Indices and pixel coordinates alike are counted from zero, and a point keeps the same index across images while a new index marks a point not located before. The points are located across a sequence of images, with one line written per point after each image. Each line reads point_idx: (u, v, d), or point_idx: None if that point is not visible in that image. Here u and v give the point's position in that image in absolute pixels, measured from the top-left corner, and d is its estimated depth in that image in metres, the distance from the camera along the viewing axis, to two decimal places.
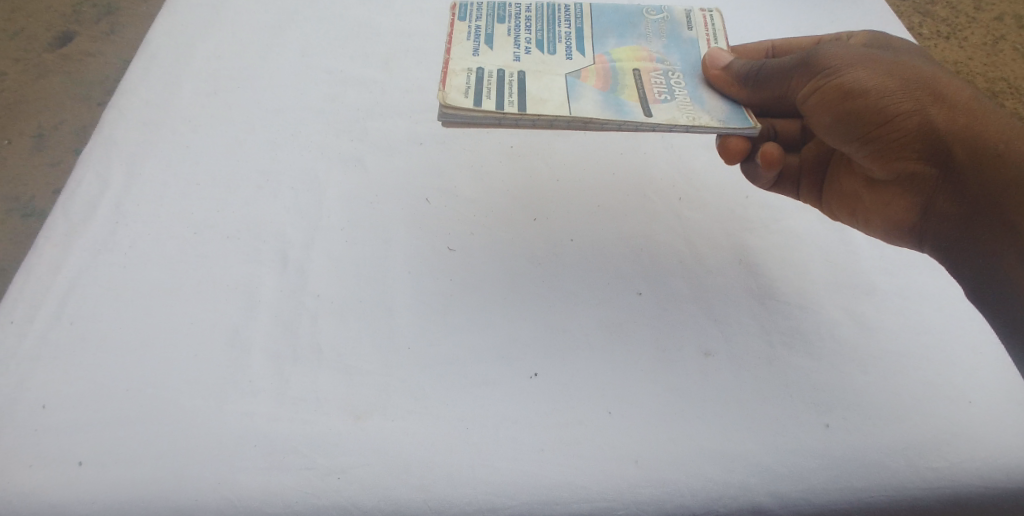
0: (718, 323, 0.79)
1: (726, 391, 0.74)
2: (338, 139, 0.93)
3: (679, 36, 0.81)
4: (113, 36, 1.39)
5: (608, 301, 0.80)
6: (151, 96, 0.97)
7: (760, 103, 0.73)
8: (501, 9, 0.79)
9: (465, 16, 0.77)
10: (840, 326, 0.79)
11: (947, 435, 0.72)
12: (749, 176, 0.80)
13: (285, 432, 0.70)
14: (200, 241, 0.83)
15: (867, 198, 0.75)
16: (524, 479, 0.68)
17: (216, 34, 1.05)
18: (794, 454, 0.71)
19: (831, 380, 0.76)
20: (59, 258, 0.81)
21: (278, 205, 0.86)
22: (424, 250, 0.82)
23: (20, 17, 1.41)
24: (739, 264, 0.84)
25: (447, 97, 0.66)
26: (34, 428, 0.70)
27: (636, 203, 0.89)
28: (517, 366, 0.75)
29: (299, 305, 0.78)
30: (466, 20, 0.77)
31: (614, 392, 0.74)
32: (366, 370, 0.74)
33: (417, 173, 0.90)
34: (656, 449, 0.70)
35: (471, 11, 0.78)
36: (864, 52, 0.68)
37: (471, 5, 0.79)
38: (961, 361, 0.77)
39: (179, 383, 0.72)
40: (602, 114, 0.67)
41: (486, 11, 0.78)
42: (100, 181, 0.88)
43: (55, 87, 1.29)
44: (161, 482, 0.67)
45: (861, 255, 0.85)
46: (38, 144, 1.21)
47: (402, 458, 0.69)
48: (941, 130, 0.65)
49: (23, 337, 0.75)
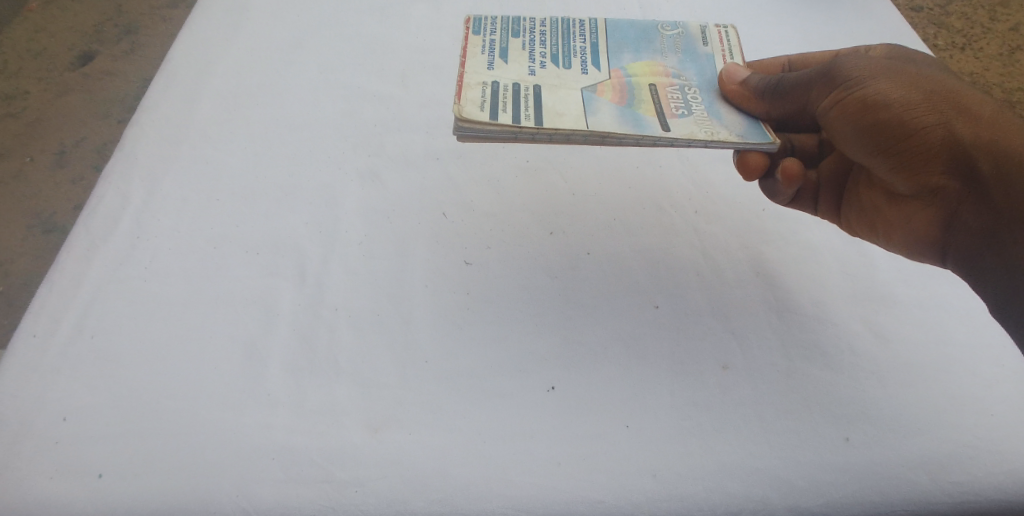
0: (736, 336, 0.78)
1: (745, 404, 0.73)
2: (355, 154, 0.94)
3: (694, 52, 0.81)
4: (133, 55, 1.42)
5: (625, 315, 0.80)
6: (172, 112, 0.98)
7: (779, 115, 0.73)
8: (515, 23, 0.79)
9: (479, 29, 0.78)
10: (860, 338, 0.78)
11: (970, 449, 0.71)
12: (768, 193, 0.80)
13: (303, 445, 0.70)
14: (219, 255, 0.83)
15: (888, 212, 0.74)
16: (541, 493, 0.68)
17: (236, 51, 1.07)
18: (815, 469, 0.70)
19: (852, 394, 0.75)
20: (80, 272, 0.82)
21: (297, 219, 0.87)
22: (441, 263, 0.83)
23: (43, 37, 1.44)
24: (756, 276, 0.83)
25: (463, 110, 0.66)
26: (55, 441, 0.70)
27: (652, 216, 0.89)
28: (533, 380, 0.75)
29: (317, 318, 0.78)
30: (480, 33, 0.78)
31: (632, 406, 0.73)
32: (383, 383, 0.74)
33: (433, 187, 0.90)
34: (674, 463, 0.70)
35: (485, 25, 0.78)
36: (886, 65, 0.68)
37: (485, 19, 0.79)
38: (984, 373, 0.76)
39: (199, 395, 0.73)
40: (620, 128, 0.67)
41: (501, 25, 0.79)
42: (122, 195, 0.89)
43: (76, 105, 1.32)
44: (180, 494, 0.67)
45: (879, 267, 0.85)
46: (60, 162, 1.23)
47: (420, 472, 0.69)
48: (966, 143, 0.65)
49: (44, 350, 0.76)
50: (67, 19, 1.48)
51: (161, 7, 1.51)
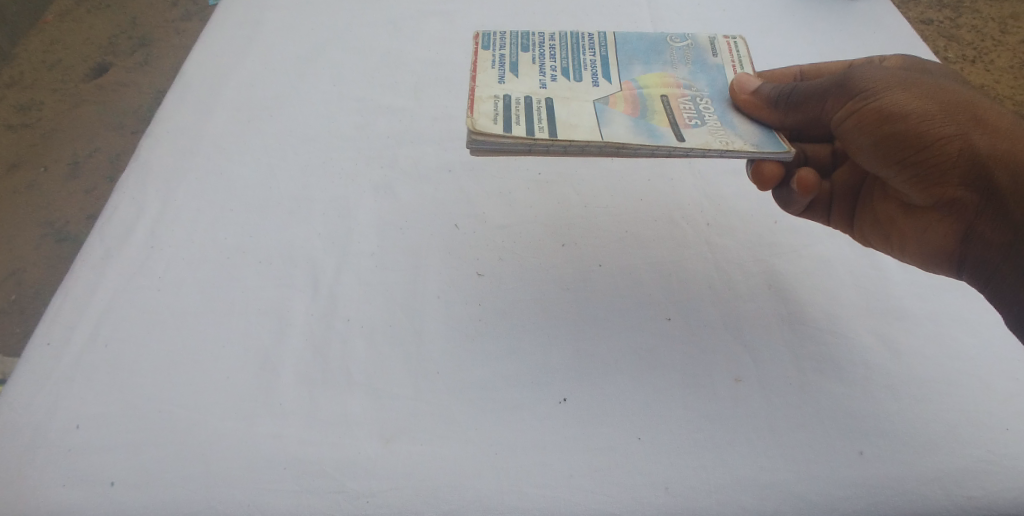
0: (748, 349, 0.78)
1: (758, 417, 0.73)
2: (369, 166, 0.95)
3: (704, 63, 0.82)
4: (147, 67, 1.43)
5: (638, 327, 0.80)
6: (187, 123, 1.00)
7: (792, 124, 0.73)
8: (524, 38, 0.80)
9: (488, 45, 0.78)
10: (873, 351, 0.78)
11: (986, 464, 0.71)
12: (782, 202, 0.80)
13: (315, 456, 0.70)
14: (233, 265, 0.84)
15: (903, 223, 0.74)
16: (554, 505, 0.68)
17: (250, 63, 1.08)
18: (828, 483, 0.69)
19: (866, 407, 0.74)
20: (94, 281, 0.83)
21: (310, 230, 0.88)
22: (454, 275, 0.83)
23: (58, 49, 1.47)
24: (769, 290, 0.83)
25: (476, 123, 0.66)
26: (68, 448, 0.71)
27: (663, 229, 0.89)
28: (546, 391, 0.75)
29: (330, 329, 0.79)
30: (489, 48, 0.78)
31: (644, 418, 0.73)
32: (396, 394, 0.74)
33: (447, 199, 0.91)
34: (687, 475, 0.70)
35: (494, 40, 0.79)
36: (901, 75, 0.68)
37: (494, 34, 0.80)
38: (999, 387, 0.76)
39: (211, 404, 0.73)
40: (635, 139, 0.68)
41: (509, 40, 0.80)
42: (136, 206, 0.90)
43: (90, 116, 1.34)
44: (192, 503, 0.67)
45: (893, 280, 0.84)
46: (74, 172, 1.25)
47: (431, 483, 0.69)
48: (983, 155, 0.65)
49: (58, 359, 0.77)
50: (82, 32, 1.50)
51: (175, 19, 1.53)
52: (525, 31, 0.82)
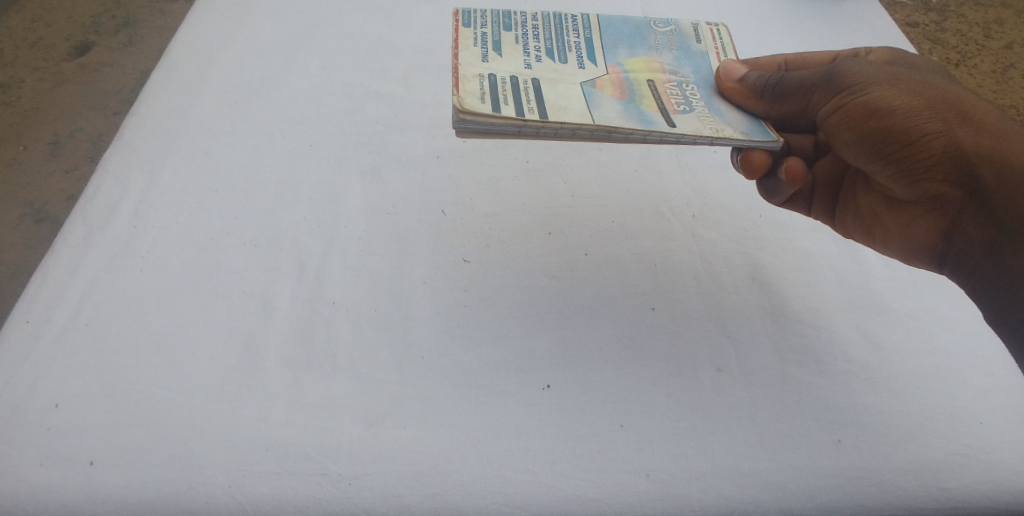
0: (732, 339, 0.79)
1: (739, 407, 0.74)
2: (356, 151, 0.94)
3: (689, 48, 0.83)
4: (131, 46, 1.41)
5: (622, 315, 0.81)
6: (171, 104, 0.98)
7: (777, 115, 0.75)
8: (505, 17, 0.80)
9: (470, 22, 0.78)
10: (852, 345, 0.79)
11: (960, 456, 0.72)
12: (767, 192, 0.80)
13: (297, 439, 0.70)
14: (218, 246, 0.83)
15: (886, 217, 0.76)
16: (538, 491, 0.68)
17: (237, 45, 1.07)
18: (807, 472, 0.71)
19: (844, 399, 0.76)
20: (76, 261, 0.82)
21: (296, 213, 0.87)
22: (441, 262, 0.83)
23: (41, 27, 1.44)
24: (752, 282, 0.84)
25: (464, 101, 0.65)
26: (46, 428, 0.70)
27: (650, 219, 0.90)
28: (531, 378, 0.75)
29: (316, 312, 0.79)
30: (471, 26, 0.78)
31: (628, 406, 0.74)
32: (380, 379, 0.74)
33: (435, 186, 0.91)
34: (667, 464, 0.70)
35: (475, 18, 0.79)
36: (887, 70, 0.69)
37: (474, 12, 0.79)
38: (974, 382, 0.77)
39: (194, 386, 0.73)
40: (626, 123, 0.68)
41: (491, 19, 0.79)
42: (120, 185, 0.89)
43: (71, 97, 1.31)
44: (172, 484, 0.67)
45: (874, 275, 0.86)
46: (55, 152, 1.22)
47: (414, 468, 0.69)
48: (967, 152, 0.66)
49: (38, 338, 0.75)
50: (66, 11, 1.47)
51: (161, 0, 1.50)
52: (507, 11, 0.82)
